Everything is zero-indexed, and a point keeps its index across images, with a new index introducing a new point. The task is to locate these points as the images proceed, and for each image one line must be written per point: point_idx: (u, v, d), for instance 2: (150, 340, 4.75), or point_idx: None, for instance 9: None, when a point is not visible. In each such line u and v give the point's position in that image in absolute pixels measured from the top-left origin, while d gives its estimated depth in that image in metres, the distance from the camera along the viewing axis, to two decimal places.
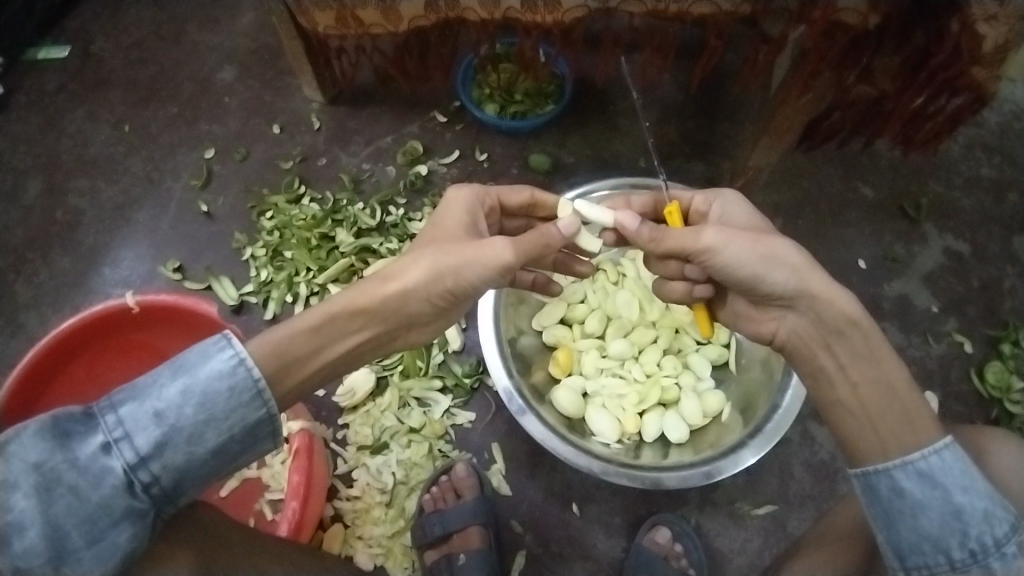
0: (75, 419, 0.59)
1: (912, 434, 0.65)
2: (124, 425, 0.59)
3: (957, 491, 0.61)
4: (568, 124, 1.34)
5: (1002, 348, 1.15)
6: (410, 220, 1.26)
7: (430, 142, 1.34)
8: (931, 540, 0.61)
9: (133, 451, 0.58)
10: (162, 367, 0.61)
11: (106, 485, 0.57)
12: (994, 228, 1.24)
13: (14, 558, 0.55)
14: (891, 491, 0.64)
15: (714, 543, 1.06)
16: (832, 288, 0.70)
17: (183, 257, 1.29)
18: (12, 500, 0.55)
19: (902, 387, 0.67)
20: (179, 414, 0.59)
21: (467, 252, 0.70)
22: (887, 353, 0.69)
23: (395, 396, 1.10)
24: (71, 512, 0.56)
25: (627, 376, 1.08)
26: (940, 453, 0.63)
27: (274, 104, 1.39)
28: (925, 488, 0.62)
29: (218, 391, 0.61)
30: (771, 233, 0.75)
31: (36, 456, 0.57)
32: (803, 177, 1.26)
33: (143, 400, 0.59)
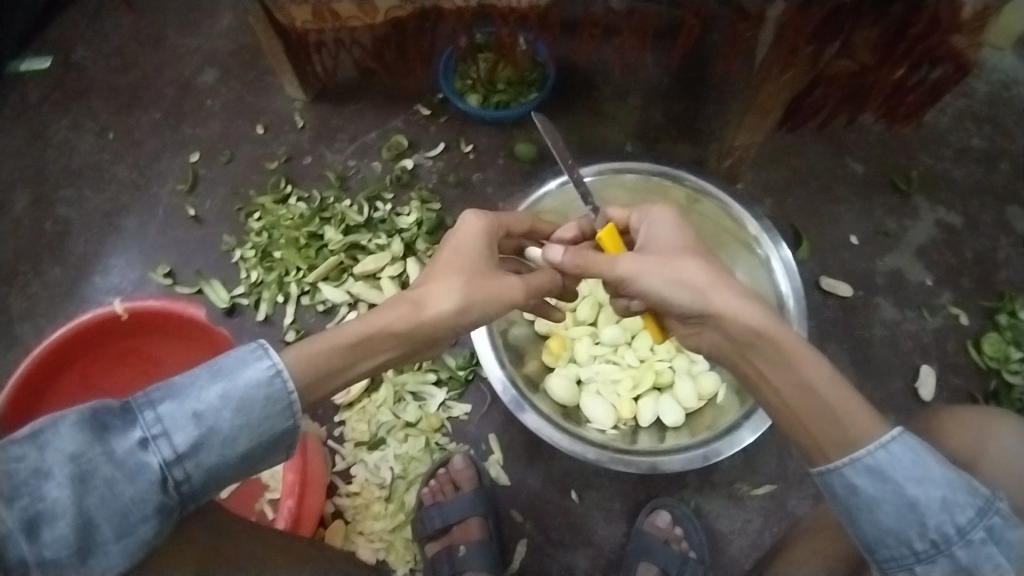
0: (112, 413, 0.58)
1: (857, 428, 0.64)
2: (163, 422, 0.58)
3: (911, 483, 0.60)
4: (554, 111, 1.33)
5: (998, 319, 1.14)
6: (397, 214, 1.25)
7: (415, 135, 1.33)
8: (893, 535, 0.61)
9: (170, 449, 0.58)
10: (200, 368, 0.61)
11: (143, 480, 0.57)
12: (986, 199, 1.23)
13: (41, 548, 0.53)
14: (846, 488, 0.63)
15: (714, 524, 1.05)
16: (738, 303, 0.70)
17: (173, 262, 1.28)
18: (48, 489, 0.54)
19: (819, 383, 0.66)
20: (217, 417, 0.59)
21: (494, 290, 0.74)
22: (806, 354, 0.68)
23: (390, 391, 1.09)
24: (104, 506, 0.55)
25: (620, 362, 1.09)
26: (888, 446, 0.62)
27: (258, 104, 1.38)
28: (877, 482, 0.61)
29: (255, 397, 0.61)
30: (692, 251, 0.76)
31: (72, 447, 0.56)
32: (792, 155, 1.25)
33: (184, 400, 0.59)
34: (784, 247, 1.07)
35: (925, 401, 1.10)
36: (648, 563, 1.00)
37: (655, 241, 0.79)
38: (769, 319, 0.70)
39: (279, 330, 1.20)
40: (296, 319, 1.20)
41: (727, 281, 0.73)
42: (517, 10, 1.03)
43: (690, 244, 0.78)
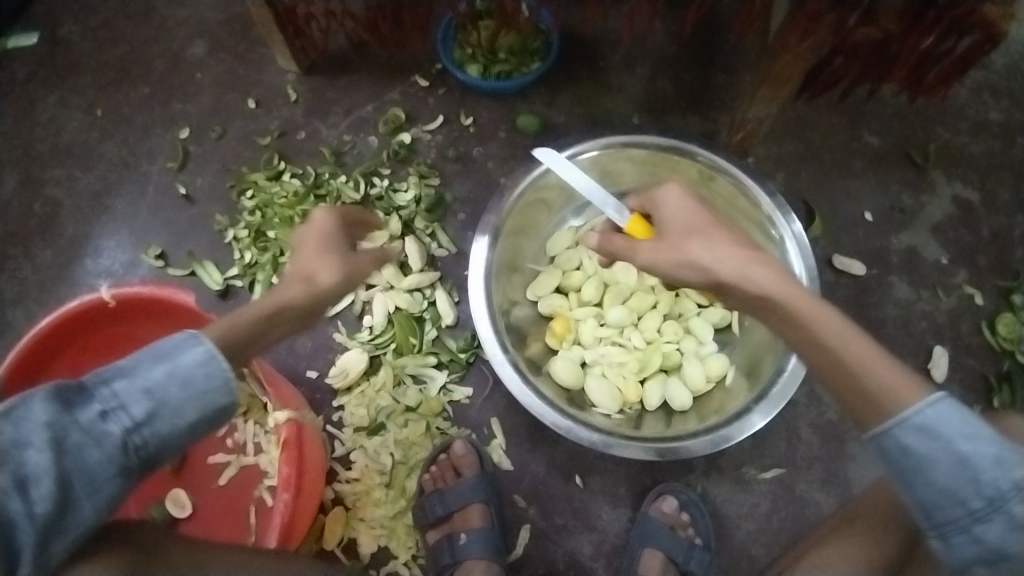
0: (70, 388, 0.59)
1: (893, 395, 0.62)
2: (120, 397, 0.60)
3: (961, 439, 0.59)
4: (557, 83, 1.27)
5: (1013, 299, 1.11)
6: (395, 191, 1.21)
7: (413, 109, 1.28)
8: (949, 494, 0.59)
9: (126, 421, 0.59)
10: (145, 348, 0.62)
11: (107, 446, 0.58)
12: (1004, 174, 1.18)
13: (30, 506, 0.55)
14: (898, 451, 0.61)
15: (721, 508, 1.04)
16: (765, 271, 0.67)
17: (165, 243, 1.24)
18: (26, 456, 0.56)
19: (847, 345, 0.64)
20: (166, 391, 0.61)
21: (366, 263, 0.77)
22: (825, 317, 0.66)
23: (389, 374, 1.07)
24: (75, 473, 0.57)
25: (626, 344, 1.06)
26: (935, 405, 0.60)
27: (249, 77, 1.33)
28: (928, 441, 0.60)
29: (203, 372, 0.62)
30: (701, 226, 0.73)
31: (39, 420, 0.57)
32: (807, 128, 1.20)
33: (135, 377, 0.60)
34: (796, 220, 1.03)
35: (938, 382, 1.06)
36: (653, 550, 0.98)
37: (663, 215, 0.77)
38: (785, 286, 0.67)
39: None
40: None
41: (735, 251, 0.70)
42: None
43: (702, 212, 0.75)
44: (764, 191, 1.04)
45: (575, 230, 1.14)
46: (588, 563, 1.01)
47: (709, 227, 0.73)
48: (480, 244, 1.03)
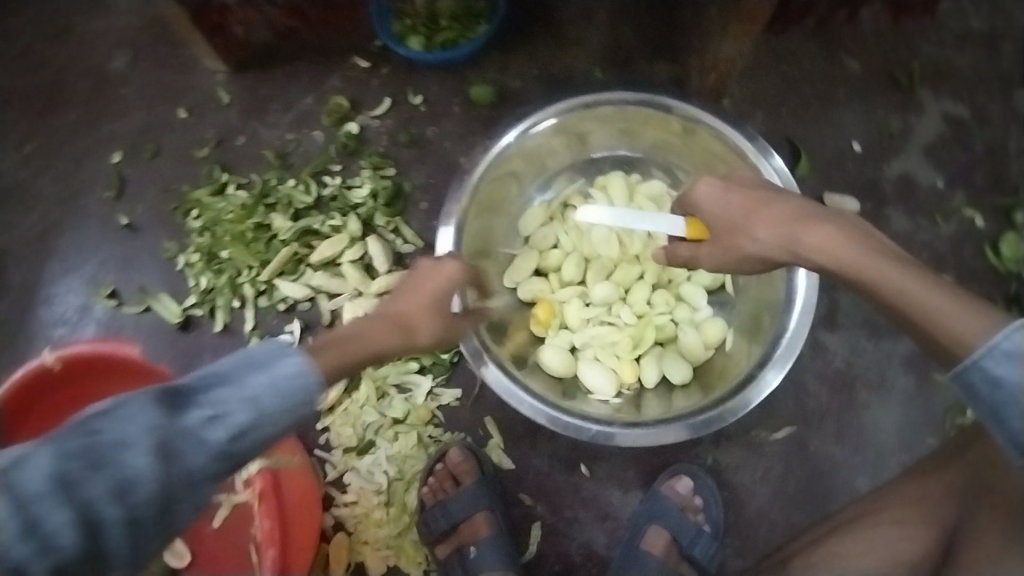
0: (174, 392, 0.56)
1: (958, 341, 0.58)
2: (218, 404, 0.57)
3: None
4: (508, 44, 1.17)
5: (1015, 217, 1.04)
6: (349, 188, 1.12)
7: (356, 94, 1.17)
8: None
9: (227, 427, 0.57)
10: (241, 358, 0.59)
11: (205, 450, 0.56)
12: (996, 83, 1.09)
13: (127, 510, 0.53)
14: (987, 384, 0.56)
15: (734, 477, 0.99)
16: (814, 241, 0.67)
17: (116, 279, 1.16)
18: (126, 460, 0.53)
19: (910, 289, 0.61)
20: (262, 401, 0.58)
21: (452, 327, 0.76)
22: (881, 271, 0.63)
23: (371, 387, 1.00)
24: (172, 476, 0.54)
25: (616, 322, 1.00)
26: (1023, 330, 0.55)
27: (176, 85, 1.22)
28: (1022, 368, 0.54)
29: (295, 384, 0.60)
30: (741, 211, 0.72)
31: (146, 423, 0.54)
32: (783, 59, 1.10)
33: (240, 383, 0.58)
34: (777, 155, 0.93)
35: None
36: (659, 528, 0.95)
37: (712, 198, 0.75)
38: (856, 254, 0.65)
39: (241, 338, 1.09)
40: (257, 323, 1.09)
41: (796, 224, 0.69)
42: None
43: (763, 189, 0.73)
44: (742, 134, 0.94)
45: (547, 204, 1.06)
46: (604, 552, 0.98)
47: (758, 205, 0.71)
48: (445, 235, 0.95)
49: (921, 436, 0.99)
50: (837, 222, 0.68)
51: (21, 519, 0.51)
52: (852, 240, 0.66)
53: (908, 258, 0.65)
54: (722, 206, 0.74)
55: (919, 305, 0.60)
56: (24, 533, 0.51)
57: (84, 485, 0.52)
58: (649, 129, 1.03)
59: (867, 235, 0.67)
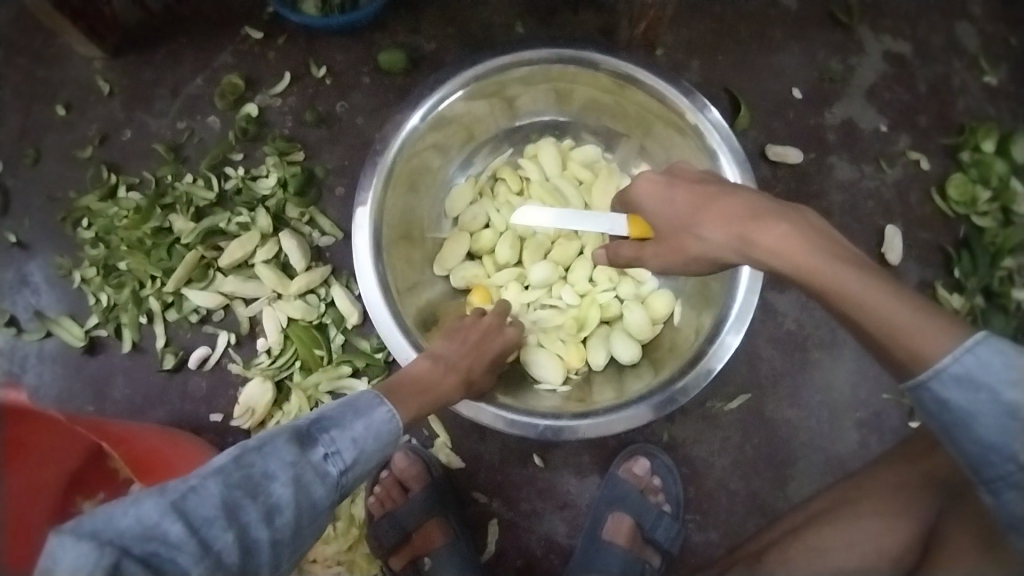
0: (303, 429, 0.62)
1: (914, 353, 0.53)
2: (336, 440, 0.62)
3: (1005, 387, 0.51)
4: (417, 2, 1.05)
5: (960, 158, 0.99)
6: (254, 178, 1.01)
7: (251, 71, 1.04)
8: (994, 450, 0.52)
9: (341, 463, 0.62)
10: (349, 401, 0.66)
11: (327, 482, 0.61)
12: (935, 12, 1.03)
13: (274, 532, 0.57)
14: (936, 405, 0.53)
15: (692, 451, 0.96)
16: (769, 240, 0.59)
17: (9, 303, 1.03)
18: (274, 488, 0.57)
19: (866, 301, 0.55)
20: (366, 441, 0.64)
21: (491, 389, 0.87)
22: (838, 276, 0.57)
23: (301, 398, 0.95)
24: (305, 505, 0.59)
25: (559, 304, 0.94)
26: (974, 350, 0.52)
27: (45, 75, 1.07)
28: (969, 393, 0.52)
29: (390, 427, 0.66)
30: (688, 211, 0.66)
31: (288, 458, 0.59)
32: (713, 3, 1.02)
33: (347, 423, 0.63)
34: (714, 107, 0.86)
35: (894, 266, 0.98)
36: (619, 513, 0.91)
37: (654, 193, 0.69)
38: (809, 254, 0.58)
39: (155, 357, 0.99)
40: (170, 339, 0.99)
41: (746, 223, 0.62)
42: None
43: (712, 184, 0.66)
44: (676, 89, 0.86)
45: (475, 178, 0.98)
46: (566, 542, 0.94)
47: (709, 201, 0.64)
48: (361, 232, 0.85)
49: (875, 391, 0.97)
50: (794, 218, 0.61)
51: (194, 542, 0.53)
52: (807, 233, 0.59)
53: (872, 263, 0.58)
54: (666, 207, 0.68)
55: (875, 319, 0.55)
56: (195, 555, 0.53)
57: (240, 512, 0.55)
58: (577, 88, 0.94)
59: (831, 236, 0.60)
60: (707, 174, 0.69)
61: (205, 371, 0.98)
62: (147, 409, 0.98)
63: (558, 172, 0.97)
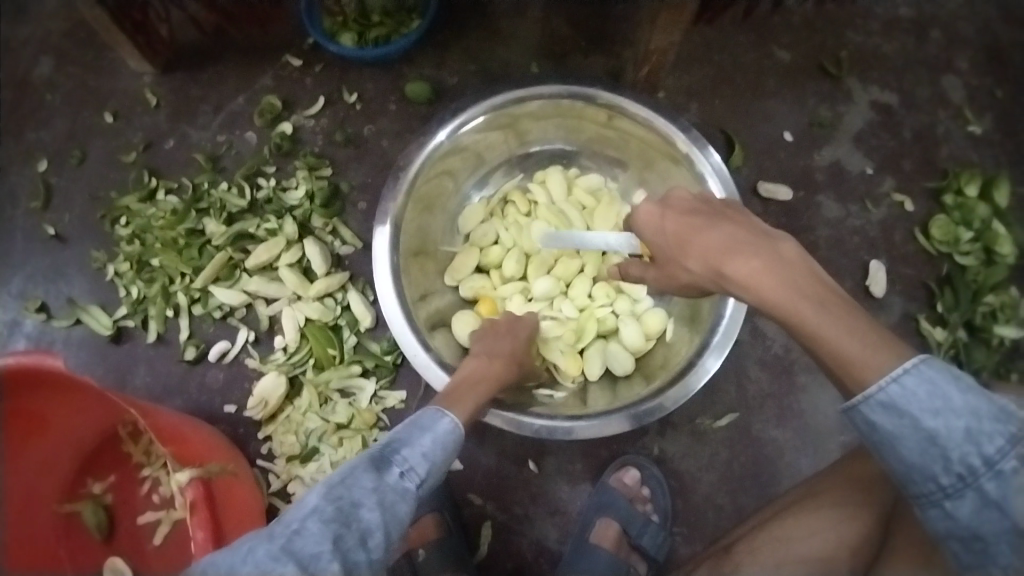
0: (375, 457, 0.67)
1: (853, 373, 0.55)
2: (408, 460, 0.68)
3: (928, 416, 0.52)
4: (442, 40, 1.16)
5: (945, 200, 1.07)
6: (284, 190, 1.09)
7: (288, 94, 1.14)
8: (914, 471, 0.54)
9: (415, 479, 0.67)
10: (407, 426, 0.71)
11: (406, 502, 0.66)
12: (920, 69, 1.12)
13: (372, 553, 0.61)
14: (863, 425, 0.55)
15: (679, 466, 1.00)
16: (739, 275, 0.60)
17: (44, 291, 1.11)
18: (364, 512, 0.62)
19: (819, 331, 0.56)
20: (433, 455, 0.70)
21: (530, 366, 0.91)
22: (796, 308, 0.57)
23: (313, 394, 1.00)
24: (394, 521, 0.64)
25: (559, 316, 1.00)
26: (900, 380, 0.53)
27: (99, 87, 1.17)
28: (893, 418, 0.53)
29: (450, 442, 0.72)
30: (673, 242, 0.67)
31: (370, 483, 0.64)
32: (714, 51, 1.12)
33: (414, 444, 0.69)
34: (713, 150, 0.93)
35: (877, 298, 1.03)
36: (607, 519, 0.95)
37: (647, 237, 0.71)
38: (777, 286, 0.58)
39: (177, 348, 1.05)
40: (193, 332, 1.05)
41: (719, 257, 0.62)
42: None
43: (696, 213, 0.67)
44: (676, 127, 0.94)
45: (487, 200, 1.06)
46: (555, 547, 0.98)
47: (693, 233, 0.65)
48: (381, 236, 0.93)
49: None
50: (768, 254, 0.60)
51: None
52: (777, 266, 0.59)
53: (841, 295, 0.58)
54: (657, 245, 0.70)
55: (831, 351, 0.56)
56: None
57: (344, 539, 0.59)
58: (584, 123, 1.02)
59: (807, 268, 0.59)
60: (698, 201, 0.69)
61: (224, 363, 1.04)
62: (165, 398, 1.04)
63: (565, 199, 1.04)
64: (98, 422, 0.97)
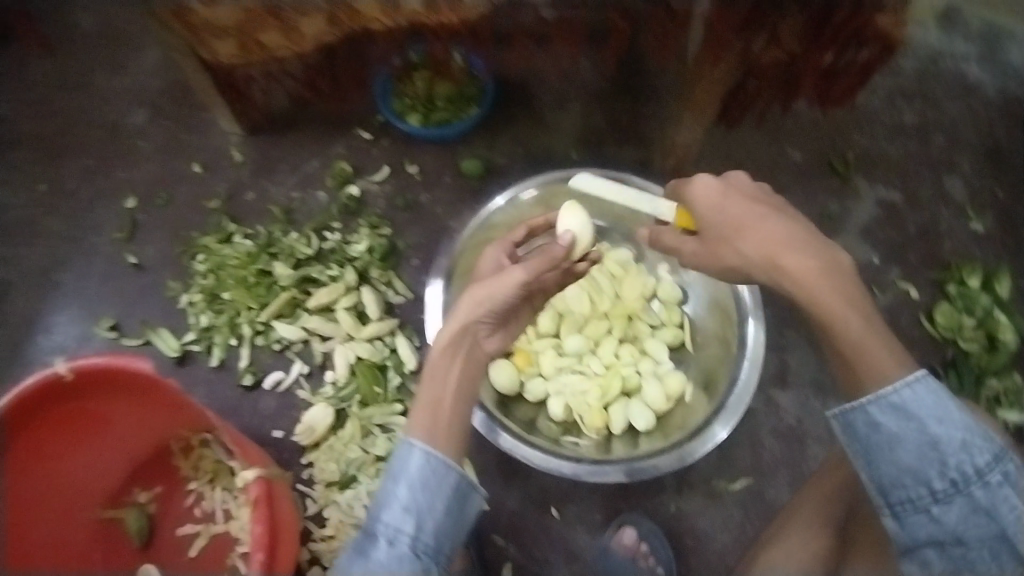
0: (362, 538, 0.67)
1: (875, 374, 0.68)
2: (390, 525, 0.66)
3: (933, 422, 0.65)
4: (496, 125, 1.31)
5: (948, 289, 1.17)
6: (347, 243, 1.22)
7: (357, 160, 1.30)
8: (911, 473, 0.65)
9: (406, 538, 0.65)
10: (384, 481, 0.68)
11: (404, 564, 0.64)
12: (923, 173, 1.25)
13: None
14: (868, 427, 0.68)
15: (695, 524, 1.05)
16: (795, 271, 0.70)
17: (118, 314, 1.23)
18: None
19: (859, 337, 0.69)
20: (415, 500, 0.66)
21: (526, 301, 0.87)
22: (839, 306, 0.69)
23: (356, 427, 1.09)
24: None
25: (586, 372, 1.08)
26: (913, 387, 0.66)
27: (191, 141, 1.33)
28: (901, 421, 0.66)
29: (429, 474, 0.67)
30: (734, 223, 0.75)
31: (359, 567, 0.65)
32: (737, 149, 1.26)
33: (392, 502, 0.66)
34: None
35: None
36: None
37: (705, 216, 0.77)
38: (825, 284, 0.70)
39: (235, 375, 1.15)
40: (251, 362, 1.16)
41: (777, 249, 0.72)
42: (448, 25, 1.00)
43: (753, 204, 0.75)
44: None
45: None
46: None
47: (756, 222, 0.73)
48: (435, 289, 1.07)
49: None
50: (822, 255, 0.71)
51: None
52: (828, 268, 0.70)
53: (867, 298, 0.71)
54: (711, 223, 0.77)
55: (853, 348, 0.69)
56: None
57: None
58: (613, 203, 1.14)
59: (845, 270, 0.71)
60: (760, 194, 0.77)
61: (277, 392, 1.14)
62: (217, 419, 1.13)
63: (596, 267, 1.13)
64: (152, 434, 1.05)
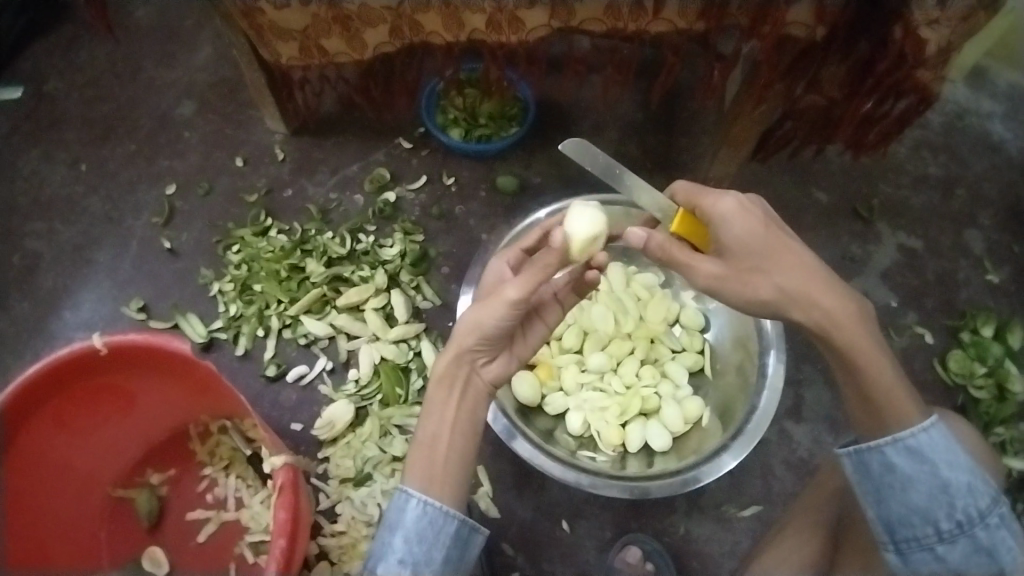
0: None
1: (894, 415, 0.70)
2: None
3: (944, 466, 0.67)
4: (532, 147, 1.35)
5: (962, 337, 1.20)
6: (381, 247, 1.25)
7: (397, 169, 1.34)
8: (920, 513, 0.67)
9: None
10: (381, 530, 0.69)
11: None
12: (944, 223, 1.30)
13: None
14: (883, 467, 0.69)
15: (702, 547, 1.06)
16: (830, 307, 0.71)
17: (148, 295, 1.25)
18: None
19: (888, 387, 0.70)
20: (411, 551, 0.67)
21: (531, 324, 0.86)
22: (866, 347, 0.71)
23: (376, 425, 1.10)
24: None
25: (607, 390, 1.10)
26: (927, 431, 0.68)
27: (236, 135, 1.37)
28: (915, 463, 0.68)
29: (426, 524, 0.68)
30: (765, 250, 0.73)
31: None
32: (765, 186, 1.30)
33: (387, 555, 0.67)
34: None
35: None
36: None
37: (730, 242, 0.75)
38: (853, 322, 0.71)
39: (260, 365, 1.17)
40: (277, 353, 1.18)
41: (807, 283, 0.72)
42: (506, 45, 1.04)
43: (775, 235, 0.74)
44: None
45: None
46: None
47: (785, 250, 0.73)
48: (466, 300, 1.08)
49: None
50: (850, 292, 0.73)
51: None
52: (855, 308, 0.72)
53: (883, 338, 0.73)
54: (735, 251, 0.75)
55: (884, 389, 0.70)
56: None
57: None
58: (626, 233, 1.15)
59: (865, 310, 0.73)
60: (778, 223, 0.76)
61: (299, 385, 1.16)
62: None
63: (623, 288, 1.15)
64: (173, 415, 1.06)
